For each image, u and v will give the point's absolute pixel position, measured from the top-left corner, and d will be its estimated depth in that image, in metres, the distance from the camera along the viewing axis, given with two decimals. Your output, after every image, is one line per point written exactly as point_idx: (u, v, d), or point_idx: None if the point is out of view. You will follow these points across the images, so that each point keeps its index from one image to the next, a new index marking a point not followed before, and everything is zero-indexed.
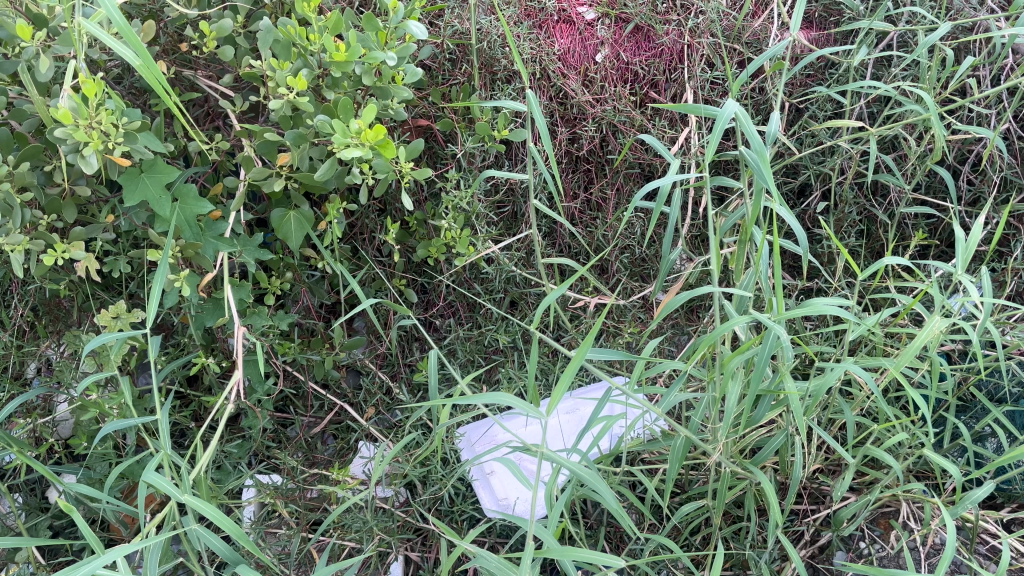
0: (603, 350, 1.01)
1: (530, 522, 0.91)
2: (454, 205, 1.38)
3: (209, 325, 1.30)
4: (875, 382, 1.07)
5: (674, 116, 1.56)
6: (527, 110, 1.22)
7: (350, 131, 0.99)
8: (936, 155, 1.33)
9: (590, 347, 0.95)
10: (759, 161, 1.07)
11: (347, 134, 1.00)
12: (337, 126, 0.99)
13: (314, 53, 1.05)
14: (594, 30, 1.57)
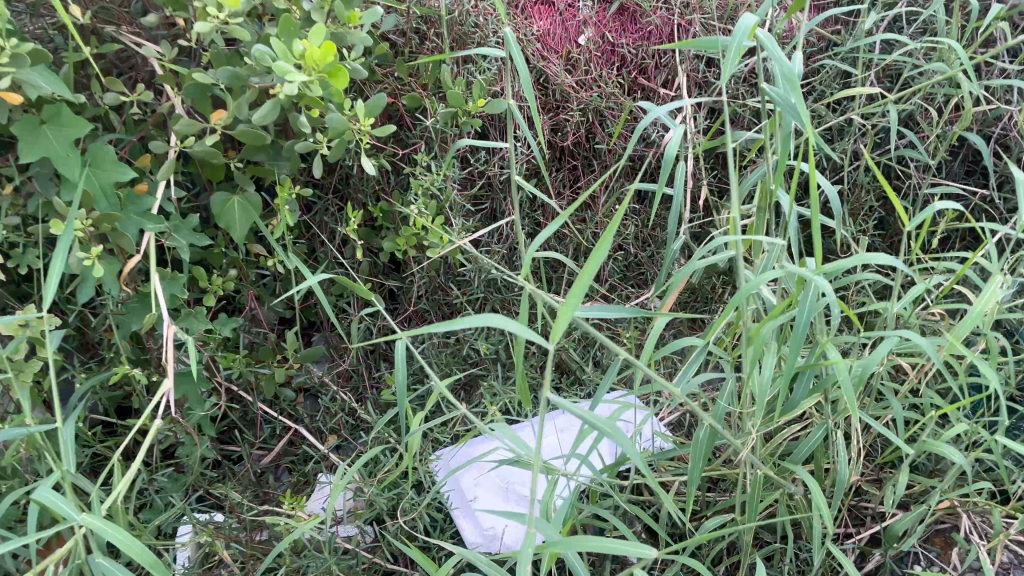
0: (604, 308, 0.80)
1: (525, 508, 0.70)
2: (424, 190, 1.21)
3: (134, 327, 1.09)
4: (934, 353, 0.90)
5: (667, 101, 1.42)
6: (505, 56, 1.05)
7: (292, 54, 0.82)
8: (966, 117, 1.18)
9: (578, 305, 0.70)
10: (786, 97, 0.92)
11: (288, 58, 0.82)
12: (276, 48, 0.82)
13: None
14: (575, 11, 1.43)
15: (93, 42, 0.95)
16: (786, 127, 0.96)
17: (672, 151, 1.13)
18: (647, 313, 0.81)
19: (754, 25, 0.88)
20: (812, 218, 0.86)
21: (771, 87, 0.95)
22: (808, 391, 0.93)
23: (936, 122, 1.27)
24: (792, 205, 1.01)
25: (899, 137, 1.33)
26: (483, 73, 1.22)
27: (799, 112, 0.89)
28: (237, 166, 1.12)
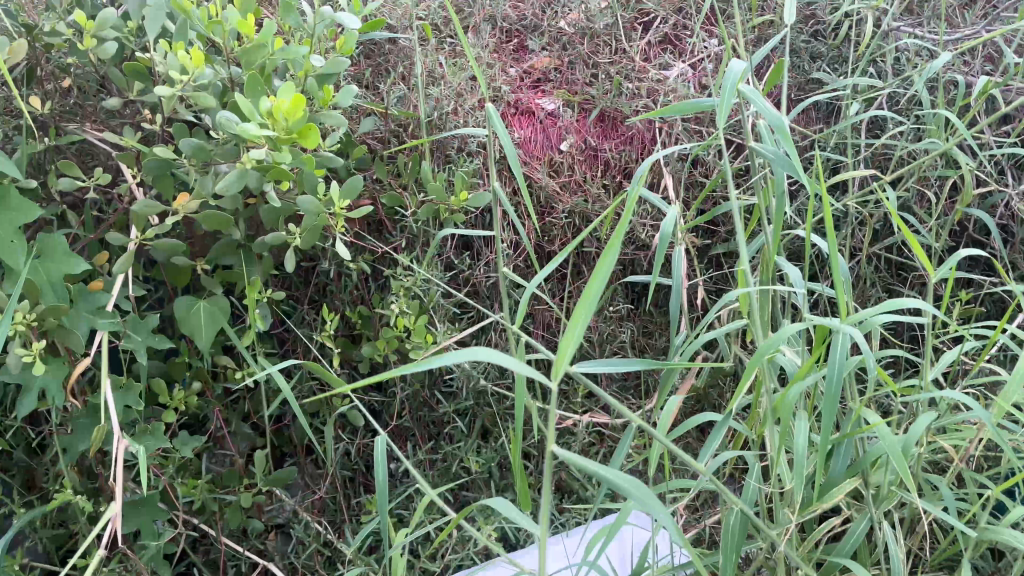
0: (615, 364, 0.72)
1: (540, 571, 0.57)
2: (406, 290, 1.13)
3: (82, 445, 0.97)
4: (987, 417, 0.80)
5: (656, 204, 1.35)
6: (489, 130, 1.02)
7: (260, 109, 0.78)
8: (969, 194, 1.12)
9: (570, 361, 0.61)
10: (776, 152, 0.87)
11: (256, 113, 0.78)
12: (243, 103, 0.77)
13: (217, 39, 0.85)
14: (556, 118, 1.39)
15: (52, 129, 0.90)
16: (781, 187, 0.90)
17: (667, 228, 1.05)
18: (660, 364, 0.73)
19: (742, 73, 0.83)
20: (834, 266, 0.78)
21: (761, 145, 0.90)
22: (847, 470, 0.82)
23: (936, 204, 1.22)
24: (797, 273, 0.93)
25: (898, 225, 1.28)
26: (465, 169, 1.18)
27: (792, 163, 0.83)
28: (205, 267, 1.01)
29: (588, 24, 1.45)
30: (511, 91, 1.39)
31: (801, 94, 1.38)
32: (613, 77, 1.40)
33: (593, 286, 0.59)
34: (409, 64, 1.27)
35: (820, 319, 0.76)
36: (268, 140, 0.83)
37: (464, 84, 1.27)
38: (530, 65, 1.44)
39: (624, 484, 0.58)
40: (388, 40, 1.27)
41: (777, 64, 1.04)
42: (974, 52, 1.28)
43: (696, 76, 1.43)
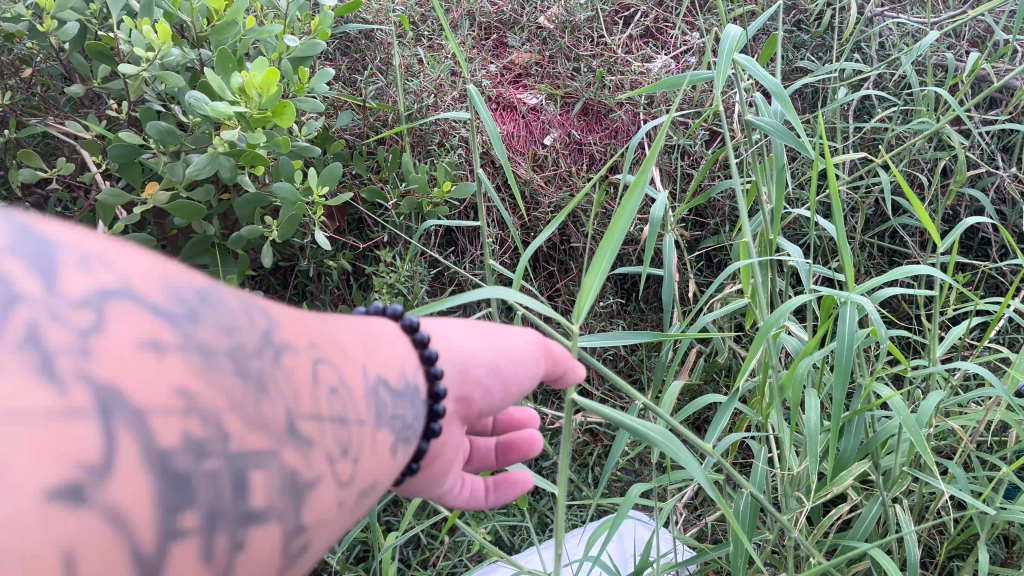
0: (616, 340, 0.77)
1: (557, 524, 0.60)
2: (387, 287, 1.08)
3: None
4: (1003, 388, 0.77)
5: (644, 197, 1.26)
6: (470, 112, 0.97)
7: (231, 85, 0.76)
8: (963, 171, 1.07)
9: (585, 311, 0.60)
10: (774, 122, 0.88)
11: (226, 90, 0.76)
12: (214, 77, 0.75)
13: (185, 15, 0.82)
14: (538, 112, 1.33)
15: (11, 122, 0.86)
16: (781, 159, 0.90)
17: (659, 212, 1.02)
18: (659, 337, 0.78)
19: (736, 39, 0.84)
20: (840, 236, 0.75)
21: (759, 118, 0.91)
22: (858, 451, 0.78)
23: (931, 186, 1.18)
24: (797, 251, 0.91)
25: (894, 211, 1.24)
26: (448, 160, 1.14)
27: (793, 128, 0.84)
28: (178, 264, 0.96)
29: (568, 17, 1.38)
30: (490, 85, 1.33)
31: (787, 84, 1.35)
32: (596, 69, 1.34)
33: (614, 229, 0.58)
34: (385, 55, 1.21)
35: (829, 291, 0.73)
36: (241, 123, 0.79)
37: (442, 76, 1.21)
38: (510, 60, 1.38)
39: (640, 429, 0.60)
40: (363, 35, 1.23)
41: (770, 37, 1.02)
42: (960, 33, 1.26)
43: (680, 67, 1.37)
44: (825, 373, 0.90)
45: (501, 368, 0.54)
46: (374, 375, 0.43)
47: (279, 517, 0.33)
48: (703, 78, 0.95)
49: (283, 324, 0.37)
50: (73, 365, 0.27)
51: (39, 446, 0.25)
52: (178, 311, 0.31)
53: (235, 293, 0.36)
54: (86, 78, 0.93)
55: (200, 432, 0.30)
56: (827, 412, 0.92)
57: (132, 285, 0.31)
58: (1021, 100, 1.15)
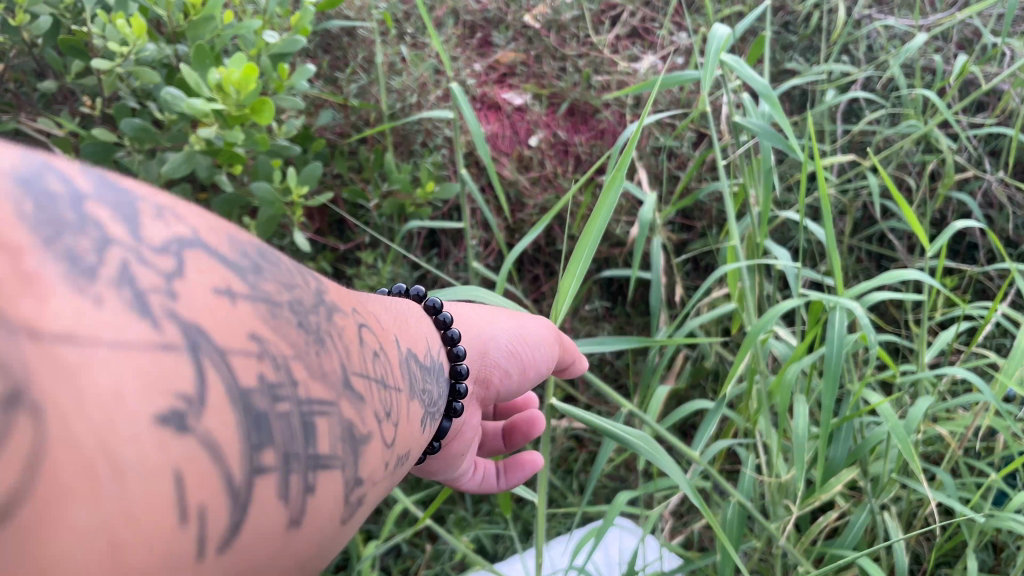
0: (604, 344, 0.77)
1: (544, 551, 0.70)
2: (368, 290, 1.05)
3: None
4: (991, 395, 0.76)
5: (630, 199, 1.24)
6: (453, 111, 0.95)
7: (207, 80, 0.73)
8: (951, 175, 1.06)
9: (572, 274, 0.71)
10: (762, 123, 0.87)
11: (202, 85, 0.73)
12: (189, 72, 0.73)
13: (160, 9, 0.79)
14: (524, 113, 1.32)
15: None
16: (768, 161, 0.89)
17: (645, 214, 1.00)
18: (646, 342, 0.77)
19: (724, 39, 0.83)
20: (829, 240, 0.74)
21: (747, 119, 0.89)
22: (846, 457, 0.77)
23: (919, 189, 1.17)
24: (785, 254, 0.90)
25: (882, 214, 1.23)
26: (431, 160, 1.12)
27: (782, 130, 0.83)
28: None
29: (554, 16, 1.35)
30: (475, 84, 1.31)
31: (774, 86, 1.33)
32: (583, 69, 1.32)
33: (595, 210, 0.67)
34: (367, 53, 1.18)
35: (817, 296, 0.72)
36: (218, 121, 0.78)
37: (426, 74, 1.18)
38: (495, 59, 1.35)
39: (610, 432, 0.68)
40: (346, 31, 1.19)
41: (757, 38, 1.01)
42: (948, 36, 1.25)
43: (667, 68, 1.35)
44: (813, 378, 0.89)
45: (517, 354, 0.71)
46: (395, 343, 0.49)
47: (338, 462, 0.35)
48: (690, 79, 0.94)
49: (327, 289, 0.41)
50: (163, 303, 0.28)
51: (146, 373, 0.26)
52: (244, 265, 0.34)
53: (285, 258, 0.39)
54: (58, 74, 0.90)
55: (273, 375, 0.32)
56: (815, 418, 0.91)
57: (203, 235, 0.32)
58: (1008, 104, 1.14)
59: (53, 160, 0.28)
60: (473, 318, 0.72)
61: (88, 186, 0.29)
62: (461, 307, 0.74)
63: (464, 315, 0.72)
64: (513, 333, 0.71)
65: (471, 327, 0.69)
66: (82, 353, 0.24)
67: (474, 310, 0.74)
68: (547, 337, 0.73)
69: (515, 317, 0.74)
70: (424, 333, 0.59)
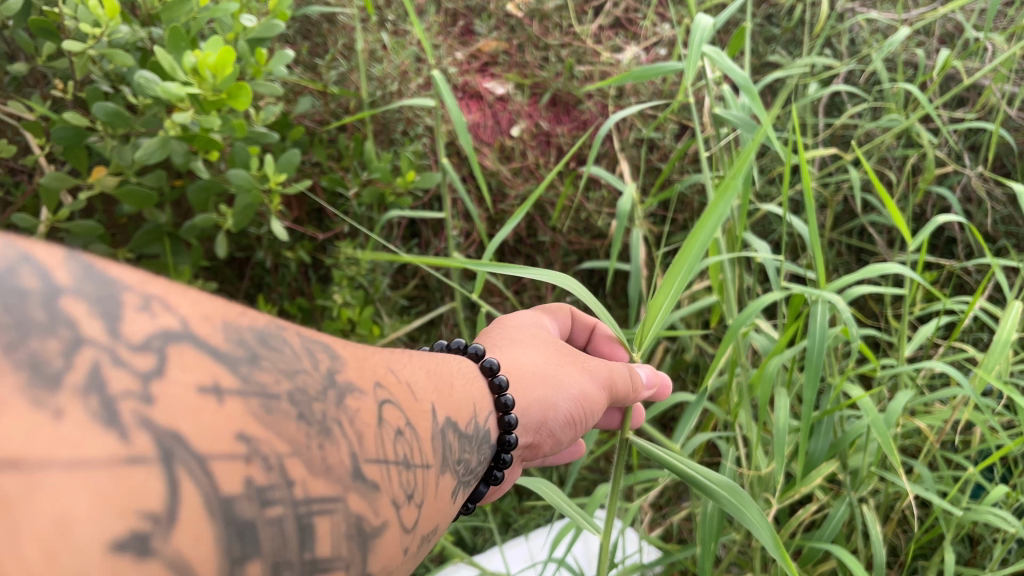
0: None
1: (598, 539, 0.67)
2: (348, 279, 1.04)
3: None
4: (969, 388, 0.75)
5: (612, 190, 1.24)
6: (435, 99, 0.94)
7: (182, 63, 0.72)
8: (933, 169, 1.06)
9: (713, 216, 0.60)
10: (742, 116, 0.87)
11: (177, 68, 0.71)
12: (164, 54, 0.71)
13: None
14: (506, 102, 1.30)
15: None
16: (749, 154, 0.88)
17: (626, 205, 0.99)
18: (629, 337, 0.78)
19: (707, 30, 0.82)
20: (811, 233, 0.73)
21: (727, 111, 0.89)
22: (825, 451, 0.77)
23: (900, 183, 1.17)
24: (766, 247, 0.90)
25: (863, 208, 1.23)
26: (412, 150, 1.11)
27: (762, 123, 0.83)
28: (128, 255, 0.91)
29: (537, 4, 1.33)
30: (457, 73, 1.30)
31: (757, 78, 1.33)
32: (565, 59, 1.30)
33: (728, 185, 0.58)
34: (348, 39, 1.16)
35: (799, 289, 0.71)
36: (193, 105, 0.76)
37: (407, 62, 1.17)
38: (477, 48, 1.33)
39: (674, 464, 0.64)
40: (325, 17, 1.17)
41: (738, 28, 1.00)
42: (931, 31, 1.25)
43: (650, 59, 1.34)
44: (795, 371, 0.89)
45: (576, 420, 0.67)
46: (428, 413, 0.47)
47: (337, 561, 0.34)
48: (672, 70, 0.93)
49: (342, 366, 0.39)
50: (135, 410, 0.27)
51: (103, 496, 0.24)
52: (240, 356, 0.32)
53: (297, 334, 0.38)
54: (31, 57, 0.88)
55: (260, 479, 0.30)
56: (796, 411, 0.91)
57: (196, 325, 0.31)
58: (988, 99, 1.14)
59: (35, 261, 0.27)
60: (541, 370, 0.67)
61: (69, 283, 0.27)
62: (516, 351, 0.68)
63: (519, 370, 0.66)
64: (575, 401, 0.67)
65: (530, 394, 0.65)
66: (32, 480, 0.23)
67: (530, 355, 0.69)
68: (603, 397, 0.69)
69: (580, 369, 0.69)
70: (475, 402, 0.56)
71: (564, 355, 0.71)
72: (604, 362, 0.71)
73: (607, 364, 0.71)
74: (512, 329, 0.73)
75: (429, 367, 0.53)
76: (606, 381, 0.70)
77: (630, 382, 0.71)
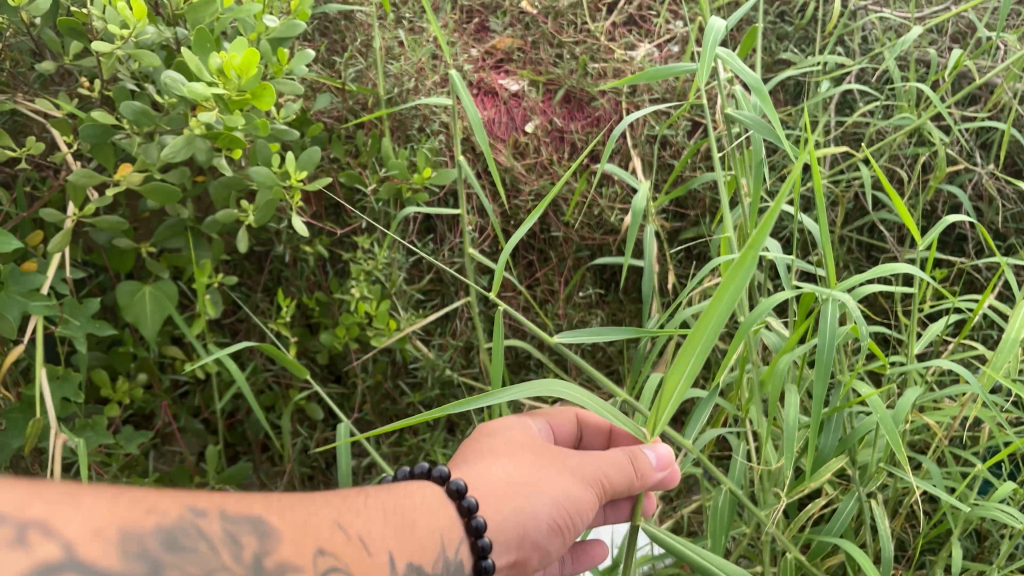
0: (600, 335, 0.81)
1: None
2: (365, 274, 1.05)
3: (17, 449, 0.87)
4: (978, 386, 0.77)
5: (625, 187, 1.25)
6: (453, 97, 0.95)
7: (207, 65, 0.74)
8: (945, 168, 1.07)
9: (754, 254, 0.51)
10: (754, 116, 0.88)
11: (202, 70, 0.74)
12: (188, 56, 0.73)
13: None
14: (520, 99, 1.31)
15: None
16: (760, 154, 0.90)
17: (639, 203, 1.01)
18: (643, 334, 0.79)
19: (720, 31, 0.83)
20: (822, 232, 0.74)
21: (739, 112, 0.90)
22: (835, 447, 0.79)
23: (912, 181, 1.18)
24: (777, 245, 0.90)
25: (874, 206, 1.24)
26: (428, 147, 1.12)
27: (774, 124, 0.84)
28: (150, 249, 0.92)
29: (551, 2, 1.34)
30: (472, 70, 1.31)
31: (769, 75, 1.34)
32: (580, 56, 1.31)
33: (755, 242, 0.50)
34: (365, 37, 1.17)
35: (810, 287, 0.72)
36: (217, 105, 0.78)
37: (424, 59, 1.18)
38: (492, 44, 1.34)
39: (684, 550, 0.68)
40: (343, 15, 1.19)
41: (750, 29, 1.00)
42: (944, 29, 1.26)
43: (663, 56, 1.35)
44: (805, 368, 0.90)
45: (561, 523, 0.68)
46: (379, 563, 0.56)
47: None
48: (685, 71, 0.94)
49: (261, 549, 0.50)
50: None
51: None
52: (134, 571, 0.43)
53: (205, 528, 0.49)
54: (57, 55, 0.90)
55: None
56: (806, 407, 0.92)
57: (78, 549, 0.42)
58: (1000, 97, 1.15)
59: None
60: (519, 477, 0.69)
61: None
62: (494, 463, 0.70)
63: (495, 485, 0.68)
64: (553, 506, 0.67)
65: (504, 510, 0.66)
66: None
67: (510, 465, 0.70)
68: (590, 497, 0.69)
69: (560, 470, 0.69)
70: (439, 539, 0.61)
71: (548, 455, 0.71)
72: (592, 457, 0.70)
73: (596, 458, 0.70)
74: (498, 430, 0.74)
75: (383, 512, 0.59)
76: (592, 480, 0.69)
77: (626, 471, 0.69)
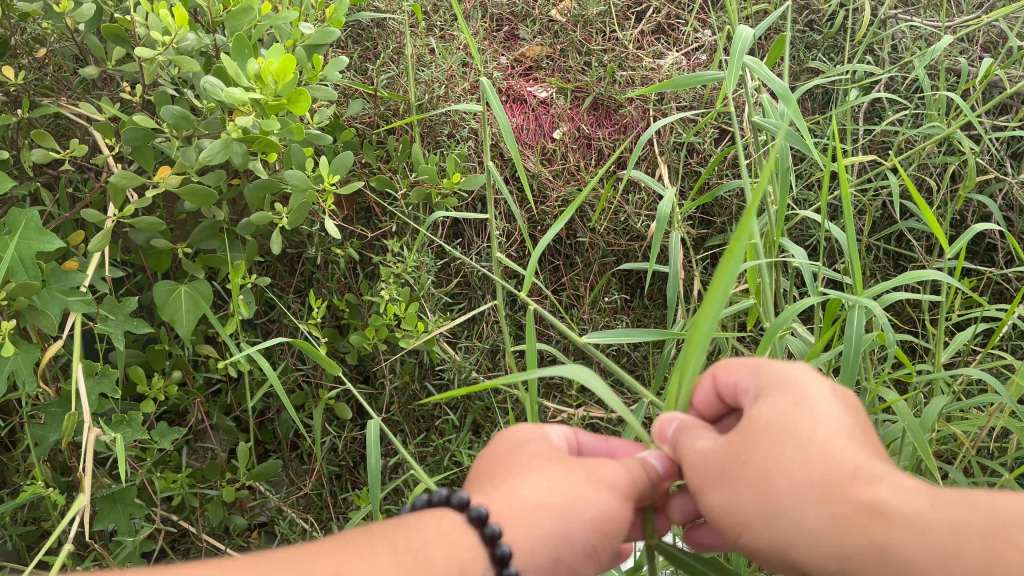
0: (626, 335, 0.82)
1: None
2: (393, 276, 1.07)
3: (55, 441, 0.89)
4: (1007, 395, 0.76)
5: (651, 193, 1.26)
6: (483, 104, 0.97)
7: (245, 70, 0.76)
8: (975, 177, 1.06)
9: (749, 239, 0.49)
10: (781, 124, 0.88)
11: (240, 75, 0.76)
12: (227, 61, 0.75)
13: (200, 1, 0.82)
14: (548, 106, 1.32)
15: (24, 102, 0.86)
16: (787, 162, 0.90)
17: (665, 209, 1.01)
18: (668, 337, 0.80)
19: (748, 39, 0.84)
20: (848, 239, 0.74)
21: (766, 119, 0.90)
22: None
23: (940, 190, 1.18)
24: (803, 252, 0.91)
25: (902, 214, 1.23)
26: (457, 153, 1.15)
27: (801, 131, 0.84)
28: (186, 249, 0.95)
29: (580, 11, 1.36)
30: (501, 77, 1.32)
31: (796, 84, 1.34)
32: (608, 63, 1.32)
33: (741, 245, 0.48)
34: (397, 45, 1.20)
35: (837, 294, 0.72)
36: (254, 109, 0.80)
37: (453, 67, 1.21)
38: (521, 52, 1.36)
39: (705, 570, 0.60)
40: (375, 24, 1.21)
41: (778, 38, 1.01)
42: (973, 39, 1.26)
43: (691, 64, 1.36)
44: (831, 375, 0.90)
45: (603, 532, 0.57)
46: None
47: None
48: (713, 79, 0.95)
49: None
50: None
51: None
52: None
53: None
54: (100, 60, 0.93)
55: None
56: None
57: None
58: None
59: None
60: (549, 488, 0.57)
61: None
62: (521, 480, 0.58)
63: (525, 504, 0.56)
64: (593, 520, 0.56)
65: (539, 533, 0.55)
66: None
67: (541, 481, 0.57)
68: (627, 509, 0.58)
69: (599, 478, 0.58)
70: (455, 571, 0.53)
71: (573, 462, 0.59)
72: (627, 462, 0.60)
73: (621, 463, 0.60)
74: (522, 441, 0.62)
75: (390, 550, 0.53)
76: (625, 490, 0.58)
77: (652, 476, 0.60)
